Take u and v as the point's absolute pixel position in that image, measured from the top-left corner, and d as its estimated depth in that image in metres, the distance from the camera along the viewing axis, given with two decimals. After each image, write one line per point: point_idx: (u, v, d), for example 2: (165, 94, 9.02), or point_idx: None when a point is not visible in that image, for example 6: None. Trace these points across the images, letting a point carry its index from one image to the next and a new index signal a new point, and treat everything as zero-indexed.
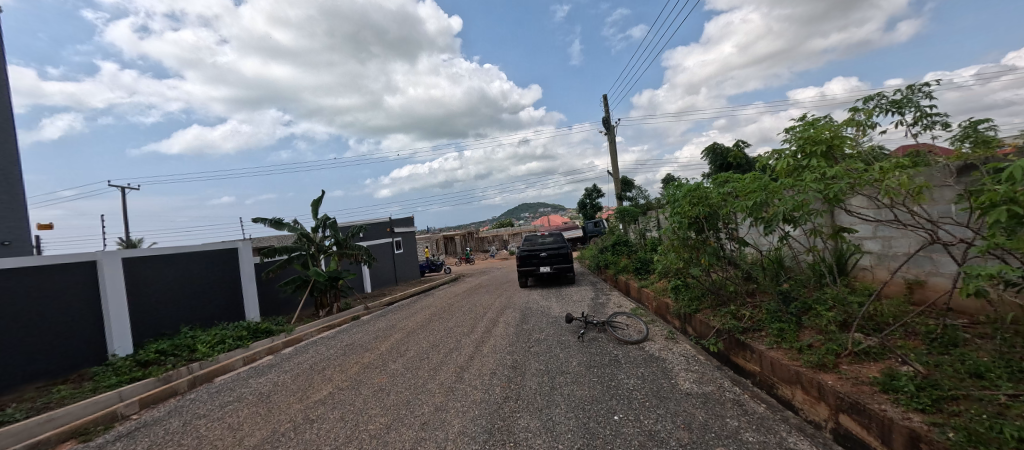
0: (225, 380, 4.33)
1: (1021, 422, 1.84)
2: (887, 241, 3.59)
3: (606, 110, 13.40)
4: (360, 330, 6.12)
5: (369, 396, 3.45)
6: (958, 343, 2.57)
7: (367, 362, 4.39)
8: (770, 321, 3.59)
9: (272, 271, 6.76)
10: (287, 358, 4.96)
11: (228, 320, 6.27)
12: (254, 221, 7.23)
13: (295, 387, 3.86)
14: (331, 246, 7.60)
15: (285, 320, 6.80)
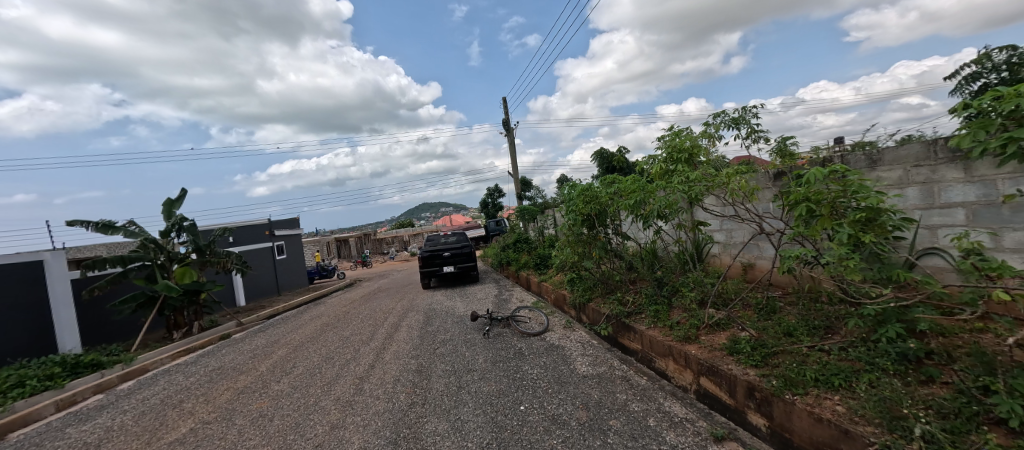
0: (26, 435, 3.51)
1: (815, 365, 2.48)
2: (729, 232, 4.45)
3: (506, 112, 13.86)
4: (230, 351, 5.46)
5: (248, 425, 3.17)
6: (776, 309, 3.34)
7: (241, 387, 3.98)
8: (649, 304, 4.19)
9: (99, 288, 5.61)
10: (125, 395, 4.23)
11: (31, 355, 5.09)
12: (71, 225, 5.96)
13: (139, 429, 3.33)
14: (188, 254, 6.58)
15: (123, 349, 5.71)
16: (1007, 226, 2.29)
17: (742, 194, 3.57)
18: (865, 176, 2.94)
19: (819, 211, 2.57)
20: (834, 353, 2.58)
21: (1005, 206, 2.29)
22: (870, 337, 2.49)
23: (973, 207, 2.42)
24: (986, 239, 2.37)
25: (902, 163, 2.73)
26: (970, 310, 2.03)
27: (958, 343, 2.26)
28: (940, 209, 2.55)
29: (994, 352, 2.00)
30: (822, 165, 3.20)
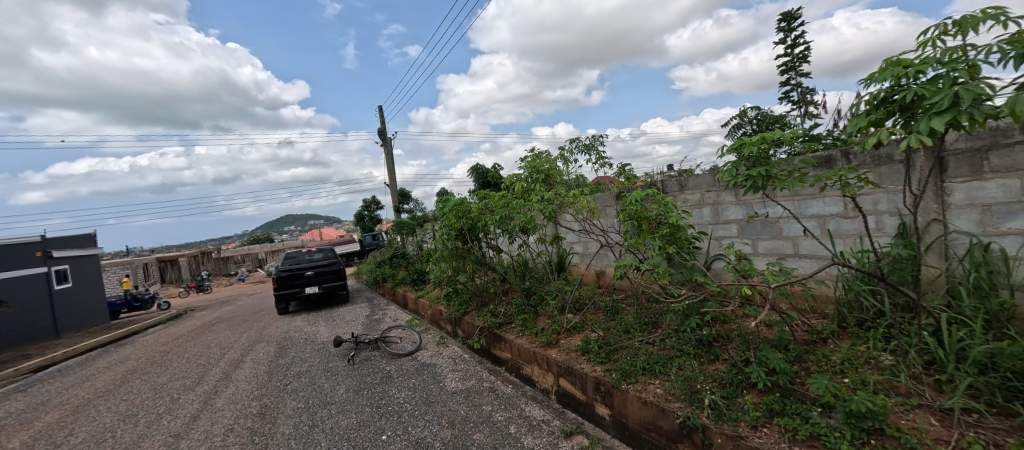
0: None
1: (644, 356, 2.93)
2: (585, 245, 4.98)
3: (381, 121, 13.19)
4: None
5: None
6: (619, 310, 3.84)
7: None
8: (518, 314, 4.41)
9: None
10: None
11: None
12: None
13: None
14: None
15: None
16: (759, 237, 3.10)
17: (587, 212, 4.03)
18: (676, 197, 3.66)
19: (643, 226, 3.08)
20: (656, 344, 3.06)
21: (757, 222, 3.10)
22: (679, 328, 3.03)
23: (742, 223, 3.19)
24: (749, 247, 3.16)
25: (700, 189, 3.47)
26: (736, 302, 2.67)
27: (734, 326, 2.92)
28: (722, 224, 3.33)
29: (752, 332, 2.64)
30: (650, 187, 3.84)
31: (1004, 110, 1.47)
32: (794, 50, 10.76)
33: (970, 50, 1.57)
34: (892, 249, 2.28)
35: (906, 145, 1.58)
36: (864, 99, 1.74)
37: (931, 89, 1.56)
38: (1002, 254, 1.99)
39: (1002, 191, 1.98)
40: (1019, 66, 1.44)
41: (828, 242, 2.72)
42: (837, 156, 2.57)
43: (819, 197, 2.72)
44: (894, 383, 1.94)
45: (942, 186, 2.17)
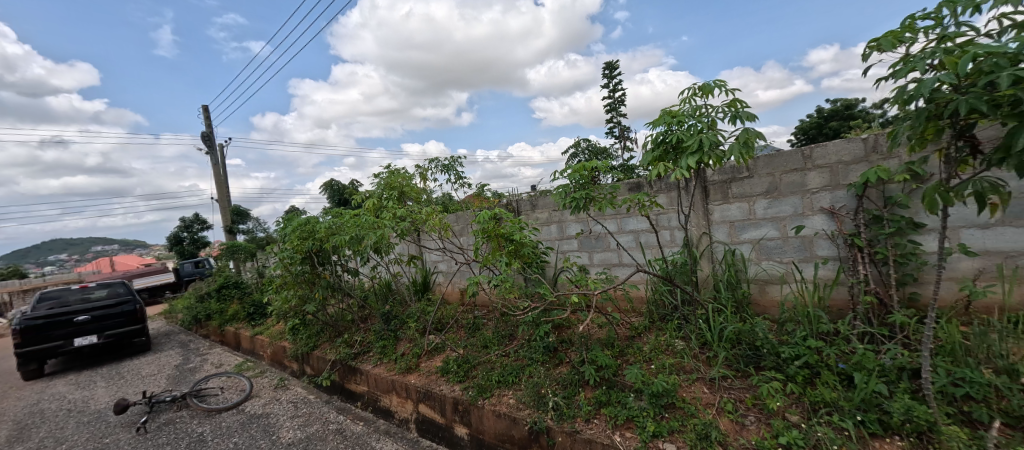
0: None
1: (500, 368, 3.03)
2: (448, 263, 4.91)
3: (203, 125, 10.98)
4: None
5: None
6: (479, 325, 3.83)
7: None
8: (376, 341, 4.09)
9: None
10: None
11: None
12: None
13: None
14: None
15: None
16: (593, 250, 3.56)
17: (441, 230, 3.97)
18: (529, 215, 3.96)
19: (491, 243, 3.21)
20: (511, 355, 3.18)
21: (590, 237, 3.56)
22: (530, 338, 3.22)
23: (580, 238, 3.62)
24: (586, 258, 3.61)
25: (548, 208, 3.82)
26: (571, 310, 2.99)
27: (576, 328, 3.24)
28: (565, 239, 3.73)
29: (588, 335, 2.99)
30: (506, 206, 4.05)
31: (730, 154, 2.03)
32: (617, 95, 12.93)
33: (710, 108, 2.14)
34: (678, 257, 2.89)
35: (674, 177, 2.06)
36: (648, 139, 2.21)
37: (687, 135, 2.07)
38: (742, 257, 2.72)
39: (739, 211, 2.72)
40: (735, 123, 2.02)
41: (641, 252, 3.28)
42: (643, 182, 3.16)
43: (631, 215, 3.28)
44: (682, 363, 2.43)
45: (706, 207, 2.86)
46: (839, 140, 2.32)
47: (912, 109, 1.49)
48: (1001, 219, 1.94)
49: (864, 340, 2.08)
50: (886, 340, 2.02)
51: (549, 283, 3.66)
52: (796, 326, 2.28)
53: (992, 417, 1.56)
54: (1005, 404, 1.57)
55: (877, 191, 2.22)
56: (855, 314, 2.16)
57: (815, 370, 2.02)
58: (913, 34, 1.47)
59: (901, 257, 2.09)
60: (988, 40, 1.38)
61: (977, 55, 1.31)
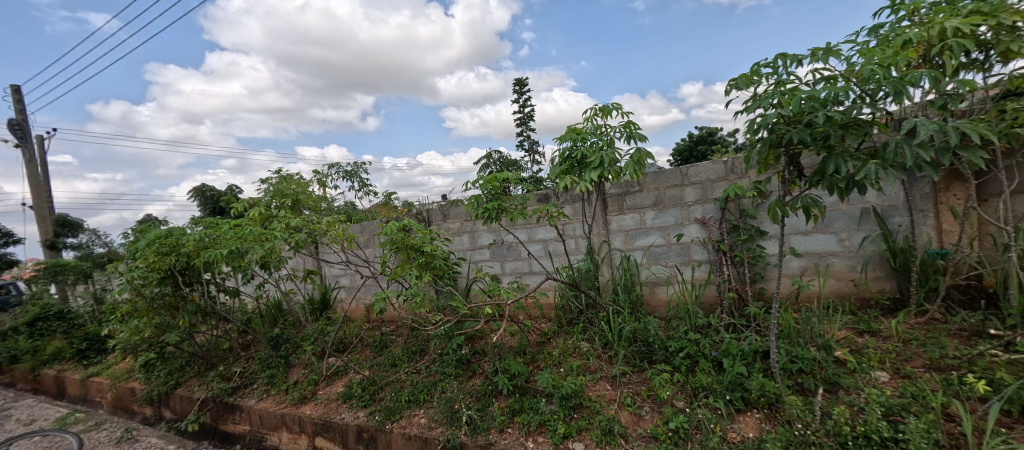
0: None
1: (407, 389, 2.92)
2: (351, 277, 4.47)
3: (16, 114, 8.75)
4: None
5: None
6: (388, 343, 3.61)
7: None
8: (262, 370, 3.63)
9: None
10: None
11: None
12: None
13: None
14: None
15: None
16: (505, 259, 3.66)
17: (343, 243, 3.71)
18: (440, 226, 3.93)
19: (399, 254, 3.11)
20: (422, 371, 3.08)
21: (501, 246, 3.65)
22: (443, 351, 3.17)
23: (492, 247, 3.69)
24: (498, 267, 3.70)
25: (459, 218, 3.83)
26: (481, 321, 3.02)
27: (489, 338, 3.28)
28: (477, 249, 3.78)
29: (499, 344, 3.06)
30: (415, 217, 3.97)
31: (627, 170, 2.26)
32: (525, 110, 13.49)
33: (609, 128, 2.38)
34: (582, 264, 3.11)
35: (579, 189, 2.23)
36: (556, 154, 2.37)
37: (589, 151, 2.27)
38: (636, 262, 3.03)
39: (632, 221, 3.05)
40: (630, 142, 2.26)
41: (550, 260, 3.46)
42: (550, 193, 3.35)
43: (539, 225, 3.46)
44: (587, 364, 2.61)
45: (605, 217, 3.15)
46: (707, 161, 2.73)
47: (758, 137, 1.83)
48: (817, 227, 2.46)
49: (730, 330, 2.45)
50: (744, 328, 2.40)
51: (462, 294, 3.66)
52: (679, 321, 2.61)
53: (817, 385, 1.95)
54: (824, 373, 1.98)
55: (736, 204, 2.66)
56: (722, 308, 2.55)
57: (695, 359, 2.32)
58: (758, 77, 1.81)
59: (753, 259, 2.52)
60: (807, 86, 1.76)
61: (799, 98, 1.66)
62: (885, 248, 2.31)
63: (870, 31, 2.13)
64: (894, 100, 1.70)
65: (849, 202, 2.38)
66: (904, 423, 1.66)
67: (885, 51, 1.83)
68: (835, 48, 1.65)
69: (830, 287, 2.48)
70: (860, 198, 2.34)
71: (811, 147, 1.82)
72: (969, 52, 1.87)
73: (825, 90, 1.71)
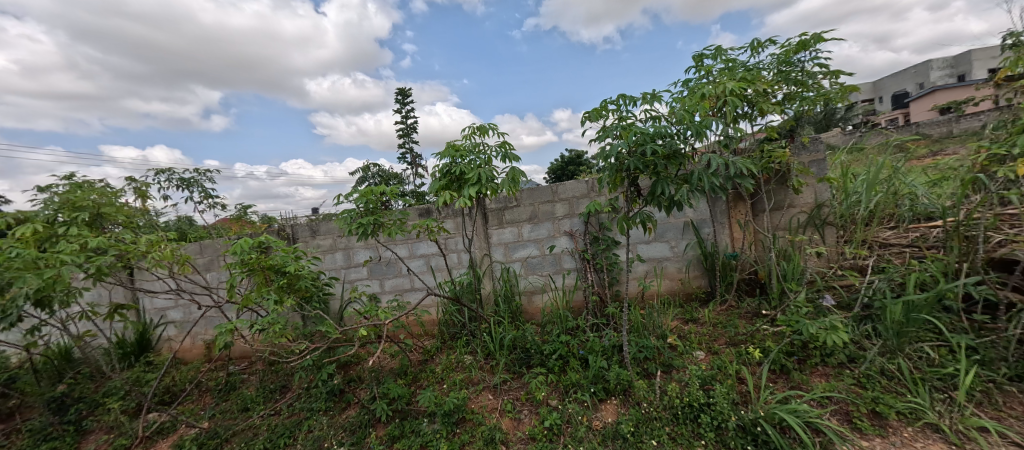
0: None
1: (265, 435, 2.53)
2: (183, 309, 3.47)
3: None
4: None
5: None
6: (238, 384, 3.07)
7: None
8: (33, 446, 2.51)
9: None
10: None
11: None
12: None
13: None
14: None
15: None
16: (384, 277, 3.52)
17: (169, 265, 2.78)
18: (308, 243, 3.56)
19: (256, 273, 2.73)
20: (285, 411, 2.71)
21: (380, 263, 3.51)
22: (310, 384, 2.85)
23: (370, 265, 3.53)
24: (377, 286, 3.54)
25: (331, 234, 3.54)
26: (354, 344, 2.83)
27: (366, 362, 3.08)
28: (353, 267, 3.55)
29: (378, 368, 2.91)
30: (274, 234, 3.52)
31: (503, 187, 2.41)
32: (407, 122, 13.20)
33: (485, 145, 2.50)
34: (464, 277, 3.18)
35: (459, 204, 2.31)
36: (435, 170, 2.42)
37: (468, 169, 2.37)
38: (515, 273, 3.23)
39: (510, 234, 3.25)
40: (505, 162, 2.43)
41: (432, 275, 3.46)
42: (432, 208, 3.36)
43: (421, 240, 3.43)
44: (470, 377, 2.65)
45: (486, 231, 3.28)
46: (573, 180, 3.10)
47: (608, 161, 2.18)
48: (655, 237, 2.98)
49: (594, 329, 2.78)
50: (604, 326, 2.75)
51: (335, 318, 3.40)
52: (552, 325, 2.86)
53: (658, 368, 2.34)
54: (662, 358, 2.40)
55: (595, 219, 3.05)
56: (587, 310, 2.89)
57: (565, 359, 2.56)
58: (606, 112, 2.14)
59: (610, 265, 2.92)
60: (641, 122, 2.15)
61: (634, 132, 2.08)
62: (700, 253, 2.93)
63: (683, 83, 2.70)
64: (698, 138, 2.21)
65: (675, 216, 2.95)
66: (713, 389, 2.12)
67: (691, 101, 2.35)
68: (657, 95, 2.07)
69: (665, 286, 3.01)
70: (683, 213, 2.92)
71: (646, 172, 2.23)
72: (743, 107, 2.53)
73: (653, 127, 2.12)
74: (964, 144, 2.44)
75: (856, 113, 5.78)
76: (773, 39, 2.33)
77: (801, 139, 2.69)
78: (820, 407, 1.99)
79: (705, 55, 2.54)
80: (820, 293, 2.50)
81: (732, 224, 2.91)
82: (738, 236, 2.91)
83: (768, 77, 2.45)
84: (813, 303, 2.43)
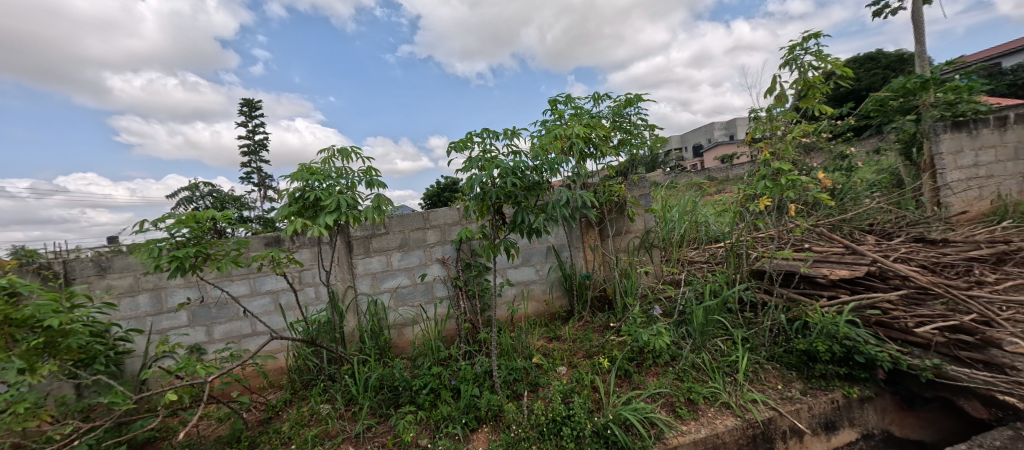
0: None
1: None
2: None
3: None
4: None
5: None
6: None
7: None
8: None
9: None
10: None
11: None
12: None
13: None
14: None
15: None
16: (213, 322, 2.93)
17: None
18: (92, 285, 2.73)
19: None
20: None
21: (209, 305, 2.92)
22: None
23: (191, 308, 2.89)
24: (201, 334, 2.90)
25: (131, 272, 2.80)
26: (164, 411, 2.25)
27: (178, 435, 2.46)
28: (166, 313, 2.86)
29: (200, 438, 2.36)
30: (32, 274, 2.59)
31: (365, 215, 2.29)
32: (252, 136, 11.51)
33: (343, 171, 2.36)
34: (322, 315, 2.88)
35: (313, 234, 2.10)
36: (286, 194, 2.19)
37: (325, 194, 2.20)
38: (383, 305, 3.06)
39: (378, 263, 3.09)
40: (369, 188, 2.33)
41: (280, 315, 3.03)
42: (282, 237, 2.98)
43: (268, 274, 3.00)
44: (327, 429, 2.36)
45: (350, 261, 3.04)
46: (445, 208, 3.16)
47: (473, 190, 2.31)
48: (522, 262, 3.20)
49: (466, 356, 2.80)
50: (477, 353, 2.81)
51: (134, 384, 2.66)
52: (423, 358, 2.78)
53: (525, 389, 2.47)
54: (529, 378, 2.55)
55: (467, 246, 3.14)
56: (460, 338, 2.91)
57: (436, 392, 2.49)
58: (471, 144, 2.28)
59: (481, 291, 3.02)
60: (504, 156, 2.35)
61: (496, 166, 2.28)
62: (560, 275, 3.26)
63: (541, 123, 3.03)
64: (552, 173, 2.50)
65: (538, 242, 3.23)
66: (573, 401, 2.33)
67: (546, 140, 2.66)
68: (517, 132, 2.29)
69: (532, 308, 3.23)
70: (545, 239, 3.21)
71: (509, 201, 2.41)
72: (589, 148, 2.96)
73: (514, 161, 2.33)
74: (734, 185, 3.30)
75: (672, 157, 7.23)
76: (609, 94, 2.82)
77: (632, 177, 3.26)
78: (653, 402, 2.36)
79: (558, 101, 2.92)
80: (651, 305, 3.01)
81: (585, 249, 3.32)
82: (590, 259, 3.32)
83: (607, 125, 2.93)
84: (646, 313, 2.91)
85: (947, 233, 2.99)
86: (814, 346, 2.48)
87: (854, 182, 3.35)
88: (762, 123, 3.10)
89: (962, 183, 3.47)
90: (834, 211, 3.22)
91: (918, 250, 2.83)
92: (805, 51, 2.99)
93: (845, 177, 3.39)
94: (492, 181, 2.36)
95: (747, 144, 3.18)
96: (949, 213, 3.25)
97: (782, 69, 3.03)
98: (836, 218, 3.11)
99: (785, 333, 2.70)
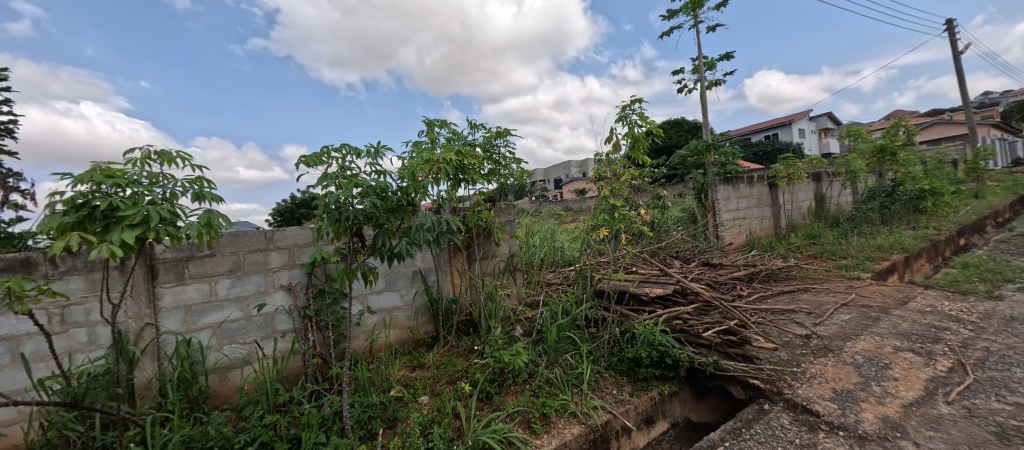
0: None
1: None
2: None
3: None
4: None
5: None
6: None
7: None
8: None
9: None
10: None
11: None
12: None
13: None
14: None
15: None
16: None
17: None
18: None
19: None
20: None
21: None
22: None
23: None
24: None
25: None
26: None
27: None
28: None
29: None
30: None
31: (181, 233, 1.79)
32: None
33: (163, 180, 1.83)
34: (96, 365, 2.13)
35: (98, 253, 1.52)
36: (58, 198, 1.57)
37: (128, 204, 1.66)
38: (200, 346, 2.45)
39: (197, 293, 2.49)
40: (195, 201, 1.81)
41: (22, 371, 2.13)
42: (35, 259, 2.13)
43: (5, 312, 2.09)
44: None
45: (153, 291, 2.37)
46: (294, 227, 2.77)
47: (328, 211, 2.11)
48: (386, 287, 3.01)
49: (312, 398, 2.46)
50: (326, 392, 2.49)
51: None
52: (254, 407, 2.33)
53: (381, 426, 2.28)
54: (386, 414, 2.36)
55: (320, 270, 2.80)
56: (306, 377, 2.55)
57: (269, 446, 2.09)
58: (327, 159, 2.08)
59: (336, 321, 2.71)
60: (367, 175, 2.22)
61: (355, 185, 2.11)
62: (427, 300, 3.18)
63: (413, 144, 2.98)
64: (419, 196, 2.46)
65: (404, 265, 3.10)
66: (432, 432, 2.25)
67: (414, 162, 2.62)
68: (381, 152, 2.19)
69: (395, 336, 3.04)
70: (411, 263, 3.10)
71: (369, 223, 2.27)
72: (459, 174, 3.02)
73: (377, 181, 2.21)
74: (583, 216, 3.79)
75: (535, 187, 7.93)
76: (483, 124, 2.95)
77: (500, 204, 3.45)
78: (511, 421, 2.46)
79: (432, 125, 2.91)
80: (512, 326, 3.16)
81: (452, 272, 3.33)
82: (457, 283, 3.34)
83: (478, 153, 3.05)
84: (507, 334, 3.04)
85: (722, 259, 3.99)
86: (639, 354, 2.97)
87: (665, 219, 4.22)
88: (603, 165, 3.68)
89: (731, 221, 4.71)
90: (652, 240, 3.98)
91: (705, 272, 3.70)
92: (633, 111, 3.69)
93: (660, 213, 4.25)
94: (351, 200, 2.19)
95: (593, 180, 3.71)
96: (723, 243, 4.36)
97: (616, 123, 3.67)
98: (653, 247, 3.85)
99: (620, 344, 3.16)
